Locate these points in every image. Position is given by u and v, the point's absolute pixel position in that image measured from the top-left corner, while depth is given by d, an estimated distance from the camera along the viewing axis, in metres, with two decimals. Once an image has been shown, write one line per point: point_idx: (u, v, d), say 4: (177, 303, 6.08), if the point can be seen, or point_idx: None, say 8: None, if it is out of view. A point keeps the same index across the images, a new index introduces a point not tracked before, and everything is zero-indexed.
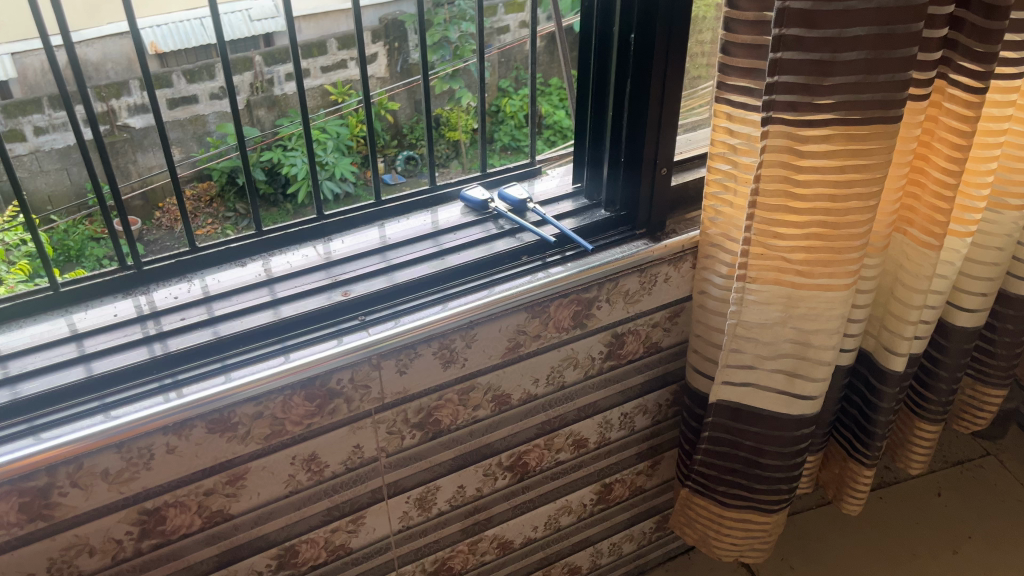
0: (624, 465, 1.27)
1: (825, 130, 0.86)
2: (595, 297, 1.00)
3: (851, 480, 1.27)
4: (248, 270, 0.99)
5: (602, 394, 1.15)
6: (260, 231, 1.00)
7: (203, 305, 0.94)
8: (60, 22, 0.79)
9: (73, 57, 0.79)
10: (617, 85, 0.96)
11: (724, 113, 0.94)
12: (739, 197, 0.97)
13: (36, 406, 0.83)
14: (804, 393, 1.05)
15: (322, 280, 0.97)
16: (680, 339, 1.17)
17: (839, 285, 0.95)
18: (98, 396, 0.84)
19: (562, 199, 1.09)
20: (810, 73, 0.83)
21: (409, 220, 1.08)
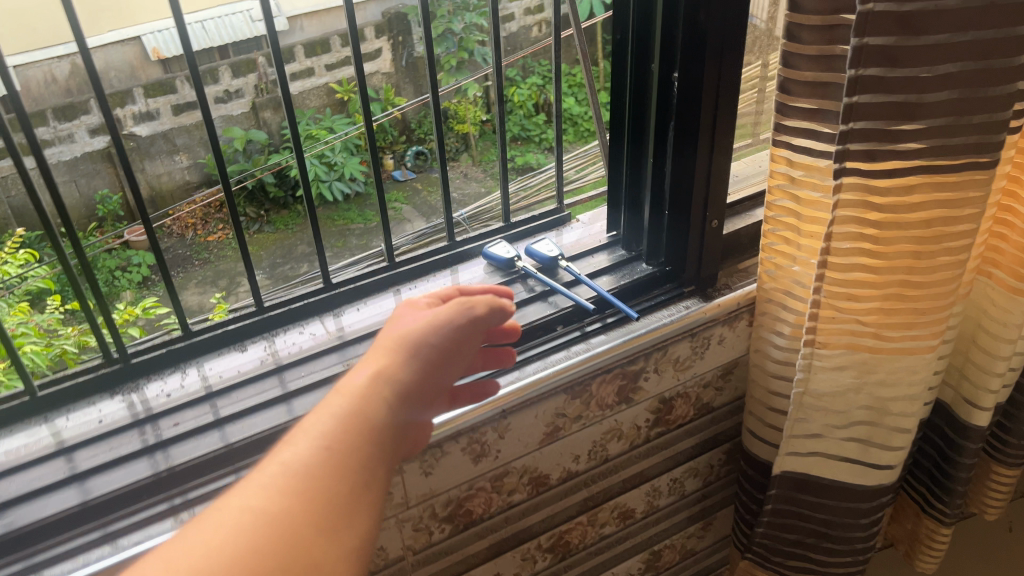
0: (674, 530, 1.16)
1: (909, 180, 0.73)
2: (642, 369, 0.88)
3: (927, 536, 1.15)
4: (252, 355, 0.88)
5: (648, 463, 1.04)
6: (260, 309, 0.89)
7: (206, 403, 0.83)
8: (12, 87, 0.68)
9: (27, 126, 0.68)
10: (659, 129, 0.83)
11: (782, 157, 0.82)
12: (803, 251, 0.85)
13: (24, 543, 0.71)
14: (881, 462, 0.93)
15: (335, 366, 0.86)
16: (734, 395, 1.05)
17: (923, 348, 0.83)
18: (93, 527, 0.73)
19: (596, 252, 0.96)
20: (892, 117, 0.70)
21: (427, 284, 0.96)
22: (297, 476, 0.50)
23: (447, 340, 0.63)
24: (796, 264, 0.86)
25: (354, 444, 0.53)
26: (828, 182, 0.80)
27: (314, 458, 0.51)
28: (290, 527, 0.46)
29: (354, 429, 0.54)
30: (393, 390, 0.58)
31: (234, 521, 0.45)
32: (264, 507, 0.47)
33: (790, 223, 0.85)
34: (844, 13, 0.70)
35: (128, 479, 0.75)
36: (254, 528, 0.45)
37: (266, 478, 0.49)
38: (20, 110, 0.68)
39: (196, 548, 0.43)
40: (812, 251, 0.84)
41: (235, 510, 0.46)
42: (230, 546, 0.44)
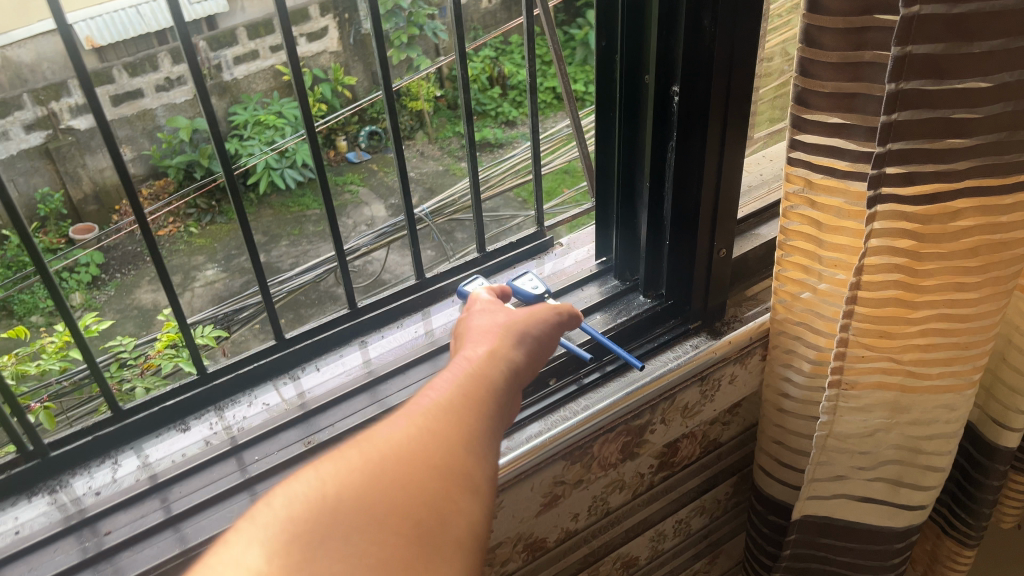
0: (680, 571, 1.06)
1: (954, 205, 0.63)
2: (648, 422, 0.77)
3: (949, 558, 1.08)
4: (197, 434, 0.76)
5: (653, 509, 0.94)
6: (207, 376, 0.77)
7: (153, 497, 0.71)
8: None
9: None
10: (656, 150, 0.72)
11: (797, 177, 0.71)
12: (825, 282, 0.75)
13: None
14: (912, 501, 0.84)
15: (297, 445, 0.74)
16: (741, 427, 0.96)
17: (962, 383, 0.74)
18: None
19: (585, 284, 0.85)
20: (936, 135, 0.59)
21: (395, 332, 0.85)
22: (440, 410, 0.47)
23: (543, 328, 0.62)
24: (810, 291, 0.77)
25: (488, 392, 0.51)
26: (853, 205, 0.69)
27: (456, 400, 0.48)
28: (444, 456, 0.43)
29: (486, 381, 0.52)
30: (508, 359, 0.56)
31: (390, 440, 0.43)
32: (416, 431, 0.44)
33: (805, 249, 0.75)
34: (877, 13, 0.59)
35: None
36: (408, 451, 0.42)
37: (416, 407, 0.47)
38: None
39: (355, 465, 0.41)
40: (836, 281, 0.74)
41: (389, 431, 0.44)
42: (388, 464, 0.41)
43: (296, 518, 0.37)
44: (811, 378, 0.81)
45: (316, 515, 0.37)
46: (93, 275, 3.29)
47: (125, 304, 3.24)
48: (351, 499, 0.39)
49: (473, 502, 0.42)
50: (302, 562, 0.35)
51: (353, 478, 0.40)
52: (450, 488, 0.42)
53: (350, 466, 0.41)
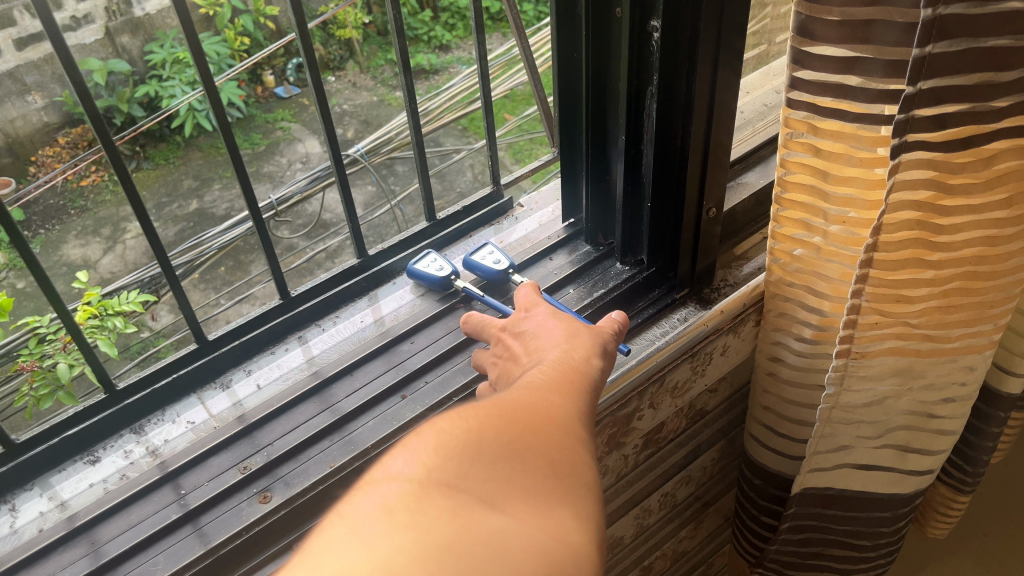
0: (666, 541, 1.00)
1: (988, 149, 0.54)
2: (637, 409, 0.68)
3: (942, 504, 1.03)
4: (110, 466, 0.64)
5: (638, 487, 0.86)
6: (121, 393, 0.65)
7: (76, 542, 0.60)
8: None
9: None
10: (632, 98, 0.61)
11: (800, 122, 0.60)
12: (829, 241, 0.66)
13: None
14: (921, 467, 0.77)
15: (232, 473, 0.64)
16: (730, 392, 0.88)
17: (982, 344, 0.66)
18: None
19: (553, 253, 0.74)
20: (975, 69, 0.49)
21: (340, 323, 0.74)
22: (551, 383, 0.43)
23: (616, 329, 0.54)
24: (804, 249, 0.68)
25: (594, 372, 0.47)
26: (867, 154, 0.59)
27: (570, 373, 0.45)
28: (573, 416, 0.40)
29: (592, 360, 0.48)
30: (604, 348, 0.51)
31: (516, 397, 0.40)
32: (539, 390, 0.41)
33: (805, 203, 0.65)
34: None
35: None
36: (539, 406, 0.39)
37: (533, 375, 0.43)
38: None
39: (492, 406, 0.37)
40: (841, 240, 0.65)
41: (514, 391, 0.40)
42: (523, 411, 0.38)
43: (445, 438, 0.33)
44: (814, 346, 0.73)
45: (466, 439, 0.34)
46: None
47: None
48: (495, 433, 0.35)
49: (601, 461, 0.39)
50: (453, 481, 0.32)
51: (494, 414, 0.36)
52: (577, 441, 0.38)
53: (486, 405, 0.37)
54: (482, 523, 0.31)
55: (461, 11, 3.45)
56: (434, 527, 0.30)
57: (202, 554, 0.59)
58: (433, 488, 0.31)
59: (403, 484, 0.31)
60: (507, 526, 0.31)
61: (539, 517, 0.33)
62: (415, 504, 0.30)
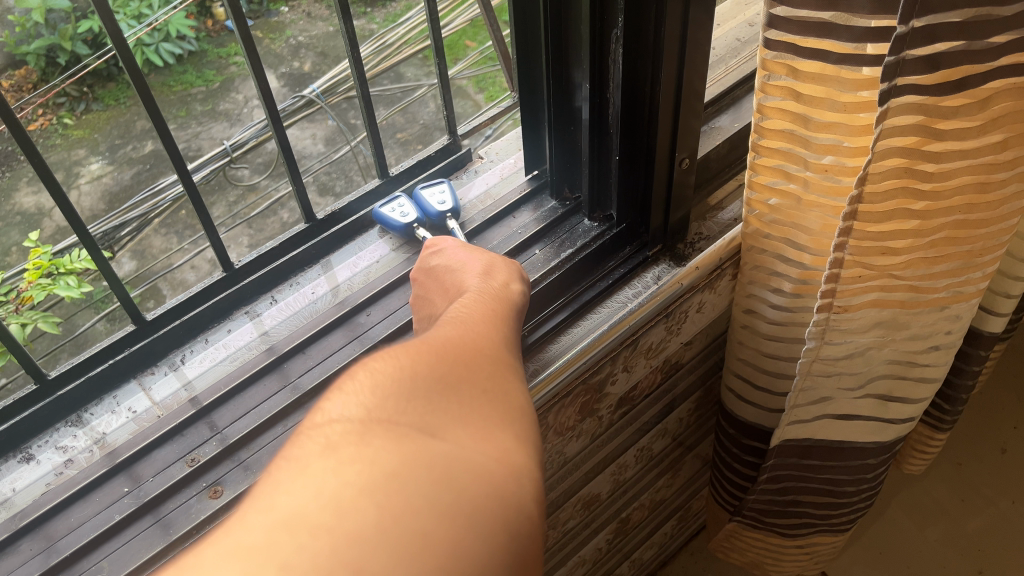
0: (644, 491, 0.98)
1: (983, 91, 0.49)
2: (610, 374, 0.65)
3: (919, 441, 1.02)
4: (47, 465, 0.59)
5: (614, 445, 0.83)
6: (53, 384, 0.60)
7: (15, 551, 0.56)
8: None
9: None
10: (595, 44, 0.55)
11: (779, 64, 0.55)
12: (809, 190, 0.62)
13: None
14: (903, 415, 0.75)
15: (180, 465, 0.60)
16: (705, 343, 0.85)
17: (969, 293, 0.63)
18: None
19: (516, 209, 0.69)
20: (971, 4, 0.44)
21: (291, 294, 0.69)
22: (474, 317, 0.44)
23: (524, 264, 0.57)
24: (779, 198, 0.64)
25: (511, 308, 0.49)
26: (851, 97, 0.55)
27: (489, 309, 0.46)
28: (496, 348, 0.41)
29: (508, 298, 0.50)
30: (515, 285, 0.52)
31: (443, 332, 0.41)
32: (461, 326, 0.42)
33: (784, 150, 0.60)
34: None
35: None
36: (465, 340, 0.40)
37: (453, 313, 0.44)
38: None
39: (420, 344, 0.38)
40: (821, 189, 0.61)
41: (440, 327, 0.41)
42: (450, 346, 0.38)
43: (380, 377, 0.34)
44: (794, 298, 0.69)
45: (402, 378, 0.34)
46: None
47: None
48: (427, 368, 0.36)
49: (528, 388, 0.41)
50: (393, 414, 0.32)
51: (423, 351, 0.37)
52: (504, 370, 0.40)
53: (414, 342, 0.38)
54: (426, 450, 0.32)
55: None
56: (381, 456, 0.30)
57: (159, 549, 0.56)
58: (375, 423, 0.32)
59: (344, 424, 0.31)
60: (450, 451, 0.32)
61: (480, 441, 0.34)
62: (359, 438, 0.30)
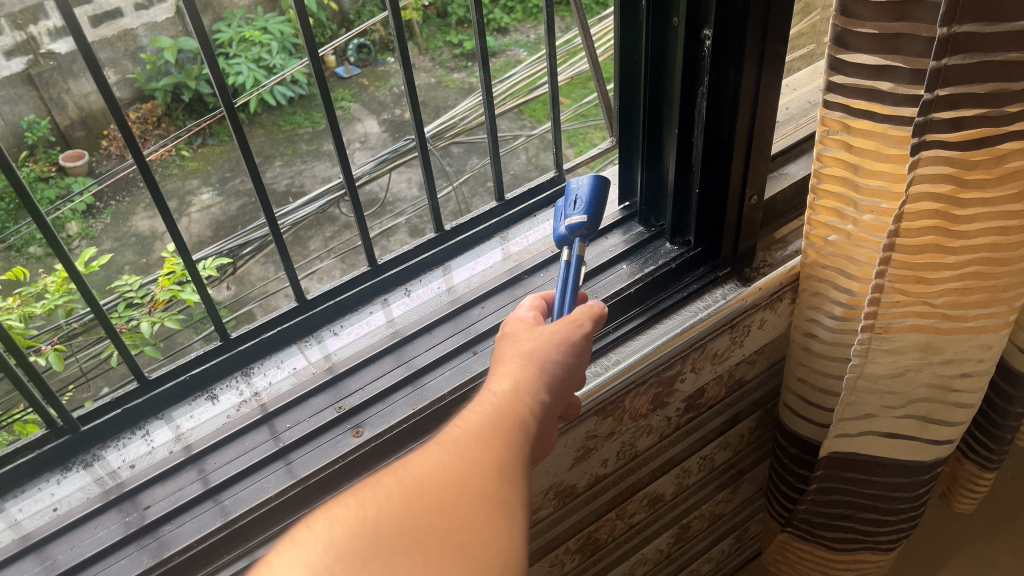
0: (704, 502, 1.08)
1: (1002, 149, 0.61)
2: (679, 372, 0.77)
3: (969, 480, 1.09)
4: (226, 403, 0.74)
5: (679, 448, 0.94)
6: (229, 342, 0.75)
7: (190, 470, 0.70)
8: None
9: None
10: (685, 96, 0.69)
11: (834, 120, 0.68)
12: (859, 227, 0.73)
13: None
14: (941, 438, 0.84)
15: (329, 411, 0.72)
16: (766, 365, 0.96)
17: (998, 324, 0.73)
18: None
19: (611, 231, 0.83)
20: (987, 79, 0.56)
21: (417, 288, 0.83)
22: (476, 440, 0.44)
23: (568, 357, 0.55)
24: (837, 235, 0.75)
25: (528, 421, 0.48)
26: (895, 148, 0.67)
27: (499, 425, 0.46)
28: (488, 485, 0.42)
29: (527, 402, 0.50)
30: (541, 386, 0.52)
31: (432, 466, 0.41)
32: (454, 457, 0.43)
33: (839, 192, 0.73)
34: None
35: None
36: (451, 479, 0.41)
37: (459, 429, 0.45)
38: None
39: (398, 488, 0.39)
40: (870, 227, 0.73)
41: (432, 455, 0.42)
42: (427, 491, 0.40)
43: (336, 534, 0.36)
44: (843, 321, 0.80)
45: (361, 538, 0.36)
46: (87, 204, 3.25)
47: (122, 232, 3.22)
48: (393, 523, 0.37)
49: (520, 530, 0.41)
50: None
51: (395, 501, 0.38)
52: (489, 515, 0.40)
53: (386, 485, 0.39)
54: None
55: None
56: None
57: (292, 484, 0.67)
58: None
59: None
60: None
61: None
62: None
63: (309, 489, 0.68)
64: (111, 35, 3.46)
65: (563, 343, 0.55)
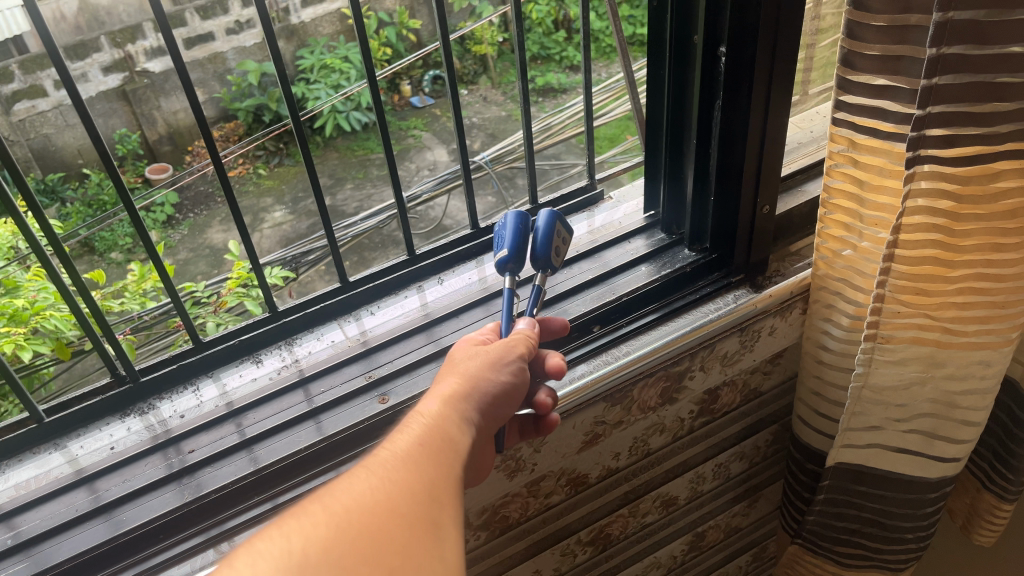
0: (719, 512, 1.11)
1: (994, 167, 0.64)
2: (687, 369, 0.83)
3: (987, 513, 1.06)
4: (269, 367, 0.82)
5: (692, 452, 0.98)
6: (276, 314, 0.83)
7: (230, 423, 0.77)
8: None
9: None
10: (702, 109, 0.75)
11: (841, 136, 0.73)
12: (866, 241, 0.77)
13: None
14: (947, 455, 0.86)
15: (359, 379, 0.80)
16: (782, 379, 1.00)
17: (999, 342, 0.76)
18: (129, 564, 0.70)
19: (633, 235, 0.89)
20: (977, 98, 0.60)
21: (450, 278, 0.90)
22: (407, 460, 0.43)
23: (508, 375, 0.55)
24: (851, 249, 0.79)
25: (462, 441, 0.48)
26: (895, 165, 0.71)
27: (430, 446, 0.45)
28: (420, 504, 0.41)
29: (457, 422, 0.49)
30: (474, 406, 0.51)
31: (361, 492, 0.40)
32: (386, 477, 0.42)
33: (848, 207, 0.77)
34: None
35: (157, 509, 0.71)
36: (380, 504, 0.40)
37: (387, 449, 0.44)
38: None
39: (325, 521, 0.38)
40: (875, 241, 0.76)
41: (362, 480, 0.41)
42: (357, 516, 0.39)
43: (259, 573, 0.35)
44: (850, 332, 0.84)
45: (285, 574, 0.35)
46: (168, 214, 3.44)
47: (197, 243, 3.39)
48: (319, 555, 0.36)
49: (457, 545, 0.40)
50: None
51: (319, 532, 0.37)
52: (424, 534, 0.40)
53: (315, 514, 0.38)
54: None
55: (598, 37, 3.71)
56: None
57: (320, 440, 0.75)
58: None
59: None
60: None
61: None
62: None
63: (335, 446, 0.75)
64: (203, 57, 3.65)
65: (502, 362, 0.56)
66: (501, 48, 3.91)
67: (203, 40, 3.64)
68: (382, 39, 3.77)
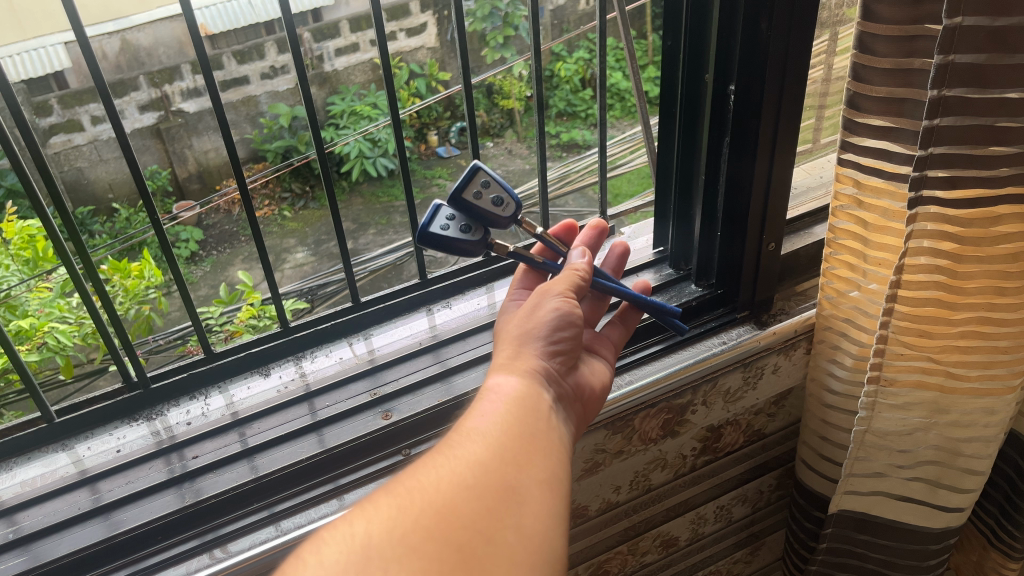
0: (720, 556, 1.10)
1: (995, 210, 0.65)
2: (689, 402, 0.85)
3: (995, 570, 1.02)
4: (278, 379, 0.84)
5: (694, 491, 0.97)
6: (286, 329, 0.85)
7: (234, 432, 0.78)
8: (15, 104, 0.64)
9: (20, 118, 0.65)
10: (712, 149, 0.77)
11: (848, 178, 0.74)
12: (868, 284, 0.78)
13: None
14: (949, 505, 0.86)
15: (364, 395, 0.82)
16: (786, 422, 1.00)
17: (1001, 389, 0.76)
18: (124, 564, 0.71)
19: (642, 270, 0.90)
20: (977, 141, 0.61)
21: (459, 302, 0.92)
22: (469, 445, 0.47)
23: (553, 311, 0.58)
24: (857, 290, 0.79)
25: (524, 416, 0.51)
26: (898, 206, 0.71)
27: (488, 434, 0.48)
28: (483, 483, 0.44)
29: (518, 395, 0.52)
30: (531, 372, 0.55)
31: (424, 478, 0.44)
32: (449, 464, 0.45)
33: (853, 248, 0.77)
34: (928, 22, 0.60)
35: (154, 512, 0.72)
36: (441, 485, 0.43)
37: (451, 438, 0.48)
38: (22, 126, 0.65)
39: (391, 506, 0.41)
40: (878, 283, 0.77)
41: (426, 469, 0.45)
42: (419, 499, 0.42)
43: (328, 557, 0.38)
44: (853, 373, 0.85)
45: (354, 556, 0.39)
46: (191, 250, 3.49)
47: (218, 280, 3.46)
48: (385, 535, 0.40)
49: (521, 517, 0.44)
50: None
51: (385, 515, 0.41)
52: (483, 511, 0.43)
53: (379, 501, 0.42)
54: None
55: (621, 94, 3.79)
56: None
57: (321, 454, 0.76)
58: None
59: None
60: None
61: None
62: None
63: (333, 457, 0.76)
64: (236, 99, 3.82)
65: (542, 300, 0.59)
66: (526, 103, 4.00)
67: (237, 82, 3.75)
68: (411, 90, 3.85)
